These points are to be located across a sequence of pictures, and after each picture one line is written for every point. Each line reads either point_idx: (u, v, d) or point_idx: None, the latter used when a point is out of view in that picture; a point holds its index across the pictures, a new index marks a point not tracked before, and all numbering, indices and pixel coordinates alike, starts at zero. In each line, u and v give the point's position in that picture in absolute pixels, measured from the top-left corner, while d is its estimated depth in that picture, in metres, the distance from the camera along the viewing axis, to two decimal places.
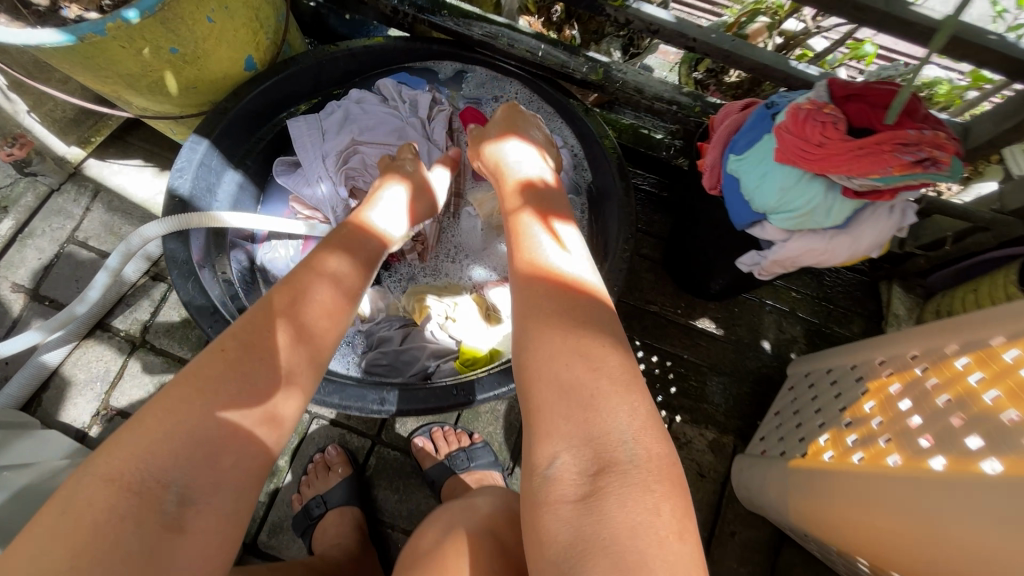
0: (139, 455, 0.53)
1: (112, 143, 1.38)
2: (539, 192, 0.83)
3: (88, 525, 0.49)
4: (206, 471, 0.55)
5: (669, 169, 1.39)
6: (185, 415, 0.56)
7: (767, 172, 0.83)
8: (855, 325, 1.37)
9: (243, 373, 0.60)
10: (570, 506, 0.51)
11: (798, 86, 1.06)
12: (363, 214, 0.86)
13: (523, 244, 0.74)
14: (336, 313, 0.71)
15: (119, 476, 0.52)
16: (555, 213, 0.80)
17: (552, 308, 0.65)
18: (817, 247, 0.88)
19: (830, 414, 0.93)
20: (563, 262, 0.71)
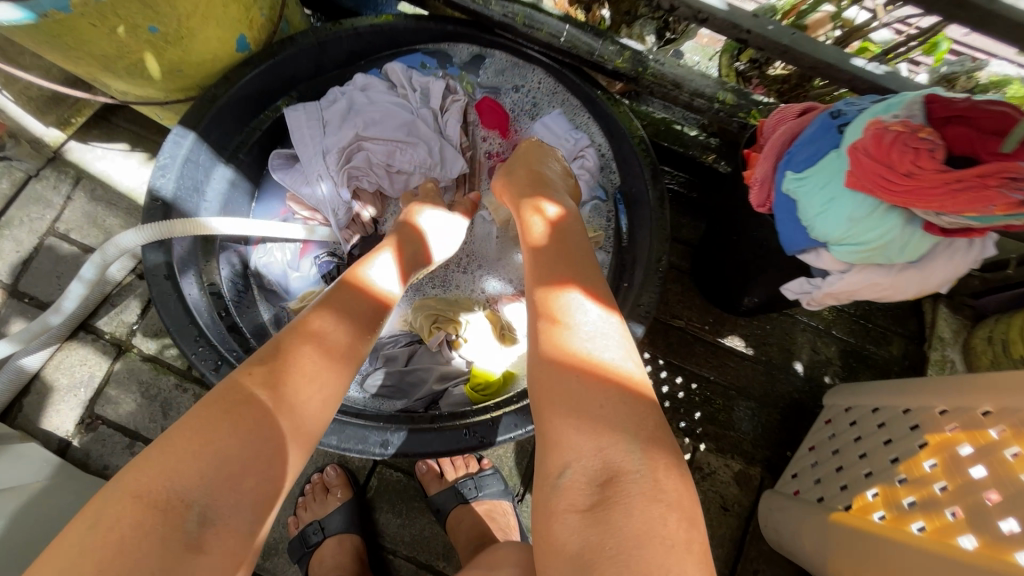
0: (165, 473, 0.50)
1: (95, 124, 1.26)
2: (565, 244, 0.72)
3: (113, 546, 0.46)
4: (231, 490, 0.52)
5: (701, 169, 1.29)
6: (206, 447, 0.52)
7: (834, 199, 0.71)
8: (894, 346, 1.26)
9: (235, 424, 0.53)
10: (579, 515, 0.50)
11: (861, 89, 0.93)
12: (358, 270, 0.73)
13: (550, 320, 0.62)
14: (332, 359, 0.62)
15: (146, 493, 0.49)
16: (589, 285, 0.67)
17: (583, 399, 0.55)
18: (881, 281, 0.77)
19: (880, 462, 0.84)
20: (605, 360, 0.58)
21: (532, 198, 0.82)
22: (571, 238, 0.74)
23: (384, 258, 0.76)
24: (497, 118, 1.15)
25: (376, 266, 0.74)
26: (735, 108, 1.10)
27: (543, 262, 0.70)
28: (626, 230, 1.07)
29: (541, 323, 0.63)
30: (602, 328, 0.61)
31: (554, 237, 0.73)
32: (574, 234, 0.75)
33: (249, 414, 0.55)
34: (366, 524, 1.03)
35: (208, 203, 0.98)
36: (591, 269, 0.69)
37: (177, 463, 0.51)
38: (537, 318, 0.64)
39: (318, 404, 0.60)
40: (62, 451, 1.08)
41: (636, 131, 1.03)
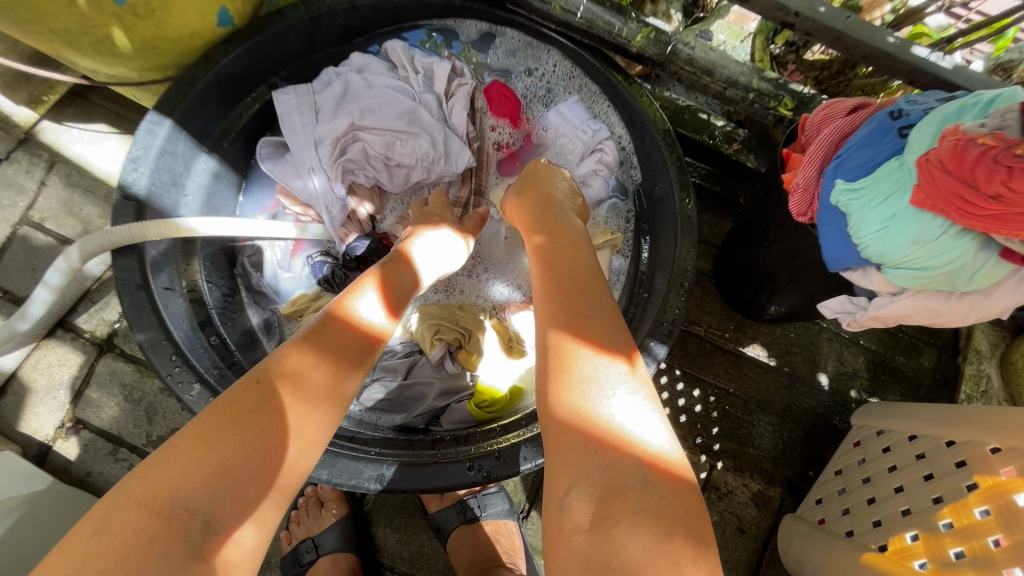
0: (172, 477, 0.46)
1: (70, 102, 1.15)
2: (579, 277, 0.62)
3: (117, 550, 0.43)
4: (236, 500, 0.48)
5: (732, 166, 1.16)
6: (202, 455, 0.48)
7: (897, 217, 0.63)
8: (926, 357, 1.17)
9: (227, 455, 0.49)
10: (584, 535, 0.43)
11: (920, 83, 0.83)
12: (343, 303, 0.64)
13: (560, 368, 0.53)
14: (318, 396, 0.56)
15: (150, 500, 0.45)
16: (606, 324, 0.57)
17: (592, 468, 0.46)
18: (937, 307, 0.69)
19: (920, 499, 0.77)
20: (625, 419, 0.48)
21: (542, 221, 0.73)
22: (586, 269, 0.64)
23: (374, 286, 0.68)
24: (510, 105, 1.05)
25: (366, 299, 0.65)
26: (773, 102, 1.02)
27: (553, 297, 0.60)
28: (647, 235, 0.97)
29: (548, 374, 0.54)
30: (620, 384, 0.51)
31: (566, 267, 0.64)
32: (588, 263, 0.65)
33: (254, 422, 0.51)
34: (363, 540, 0.98)
35: (189, 197, 0.89)
36: (609, 308, 0.59)
37: (182, 467, 0.47)
38: (544, 368, 0.55)
39: (310, 436, 0.54)
40: (42, 455, 1.03)
41: (661, 124, 0.92)
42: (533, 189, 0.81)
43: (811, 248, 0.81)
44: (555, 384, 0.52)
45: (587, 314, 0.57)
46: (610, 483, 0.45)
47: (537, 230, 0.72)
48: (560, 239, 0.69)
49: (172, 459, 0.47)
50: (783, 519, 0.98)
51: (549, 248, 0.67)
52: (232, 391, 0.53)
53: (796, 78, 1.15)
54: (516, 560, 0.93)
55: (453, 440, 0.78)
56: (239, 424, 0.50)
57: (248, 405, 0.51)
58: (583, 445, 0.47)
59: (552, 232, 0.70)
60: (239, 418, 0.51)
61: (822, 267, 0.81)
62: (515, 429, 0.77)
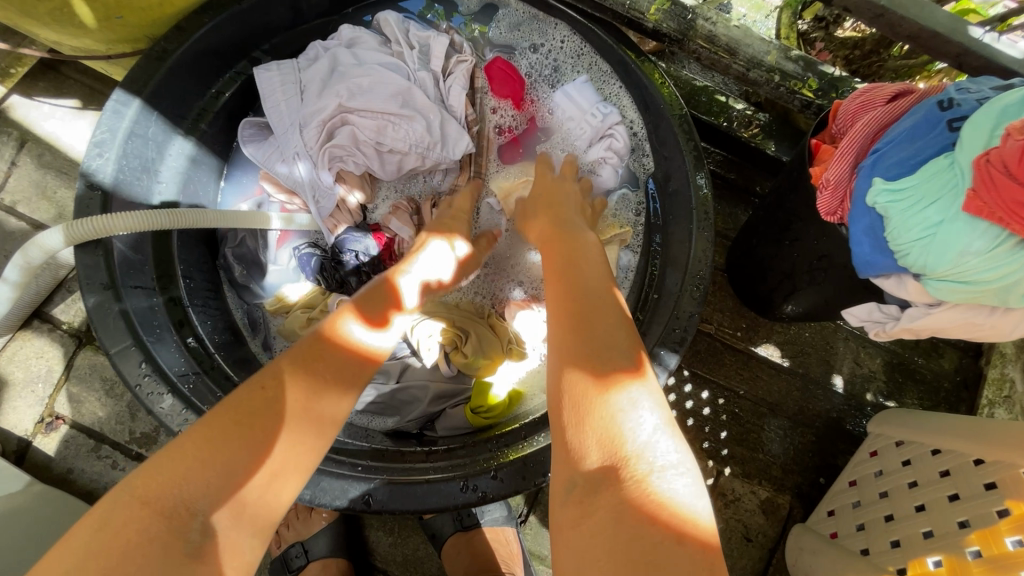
0: (172, 476, 0.45)
1: (41, 75, 1.07)
2: (585, 288, 0.59)
3: (118, 548, 0.41)
4: (238, 500, 0.46)
5: (751, 153, 1.06)
6: (205, 462, 0.46)
7: (946, 224, 0.57)
8: (946, 359, 1.10)
9: (229, 462, 0.47)
10: (584, 527, 0.41)
11: (970, 67, 0.75)
12: (329, 326, 0.59)
13: (564, 392, 0.50)
14: (312, 418, 0.52)
15: (154, 498, 0.43)
16: (614, 339, 0.53)
17: (604, 508, 0.41)
18: (979, 322, 0.64)
19: (943, 521, 0.73)
20: (633, 447, 0.44)
21: (558, 238, 0.69)
22: (602, 286, 0.59)
23: (363, 305, 0.62)
24: (513, 85, 0.96)
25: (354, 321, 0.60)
26: (800, 84, 0.96)
27: (565, 319, 0.55)
28: (659, 231, 0.90)
29: (562, 410, 0.50)
30: (641, 422, 0.46)
31: (581, 285, 0.59)
32: (597, 273, 0.61)
33: (259, 427, 0.49)
34: (355, 543, 0.95)
35: (163, 184, 0.82)
36: (618, 319, 0.55)
37: (185, 466, 0.45)
38: (558, 403, 0.51)
39: (307, 453, 0.51)
40: (22, 451, 0.98)
41: (678, 109, 0.84)
42: (549, 205, 0.77)
43: (839, 250, 0.74)
44: (570, 421, 0.48)
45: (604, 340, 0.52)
46: (625, 526, 0.40)
47: (552, 247, 0.68)
48: (576, 256, 0.64)
49: (177, 456, 0.46)
50: (791, 528, 0.95)
51: (563, 265, 0.63)
52: (240, 393, 0.51)
53: (824, 57, 1.09)
54: (513, 568, 0.90)
55: (447, 453, 0.74)
56: (252, 428, 0.49)
57: (260, 412, 0.50)
58: (597, 488, 0.43)
59: (567, 249, 0.66)
60: (245, 421, 0.49)
61: (849, 270, 0.75)
62: (514, 442, 0.72)
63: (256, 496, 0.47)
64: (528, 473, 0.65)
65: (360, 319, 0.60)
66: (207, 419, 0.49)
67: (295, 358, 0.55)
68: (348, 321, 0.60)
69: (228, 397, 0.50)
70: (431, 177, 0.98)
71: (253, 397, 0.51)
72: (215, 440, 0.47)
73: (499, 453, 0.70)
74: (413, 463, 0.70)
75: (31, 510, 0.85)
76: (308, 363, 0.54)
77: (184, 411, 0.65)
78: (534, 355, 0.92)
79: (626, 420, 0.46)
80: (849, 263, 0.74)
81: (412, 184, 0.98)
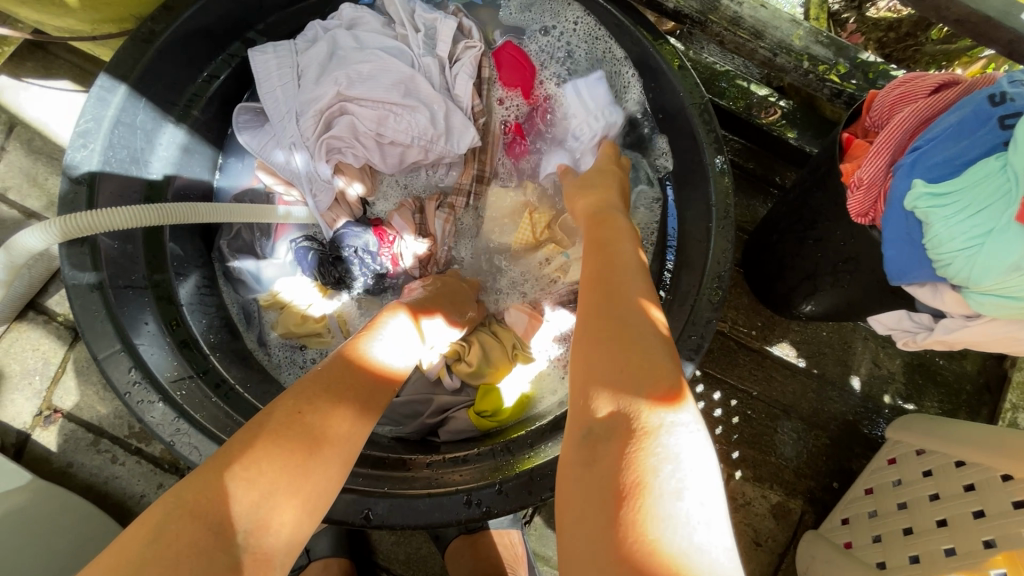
0: (224, 493, 0.43)
1: (29, 54, 1.02)
2: (615, 259, 0.57)
3: (168, 559, 0.39)
4: (273, 518, 0.44)
5: (770, 141, 1.00)
6: (251, 480, 0.44)
7: (994, 235, 0.53)
8: (969, 360, 1.04)
9: (271, 479, 0.45)
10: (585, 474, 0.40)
11: (1021, 55, 0.69)
12: (348, 347, 0.60)
13: (585, 352, 0.48)
14: (335, 446, 0.50)
15: (205, 513, 0.42)
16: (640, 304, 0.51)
17: (606, 467, 0.39)
18: (1020, 337, 0.60)
19: (968, 539, 0.70)
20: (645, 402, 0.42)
21: (600, 217, 0.67)
22: (635, 262, 0.57)
23: (376, 325, 0.64)
24: (523, 73, 0.91)
25: (375, 342, 0.61)
26: (828, 69, 0.90)
27: (592, 284, 0.54)
28: (674, 227, 0.85)
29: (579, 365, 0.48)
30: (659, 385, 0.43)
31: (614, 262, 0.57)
32: (628, 248, 0.59)
33: (290, 446, 0.47)
34: (357, 542, 0.93)
35: (153, 175, 0.79)
36: (645, 289, 0.53)
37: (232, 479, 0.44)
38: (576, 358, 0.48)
39: (324, 484, 0.48)
40: (21, 445, 0.97)
41: (698, 97, 0.78)
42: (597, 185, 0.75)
43: (869, 253, 0.69)
44: (582, 373, 0.47)
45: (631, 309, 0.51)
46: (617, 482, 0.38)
47: (594, 224, 0.66)
48: (614, 233, 0.62)
49: (223, 471, 0.44)
50: (801, 533, 0.93)
51: (599, 241, 0.61)
52: (273, 410, 0.50)
53: (855, 39, 1.04)
54: (518, 571, 0.88)
55: (452, 461, 0.71)
56: (285, 449, 0.46)
57: (293, 431, 0.48)
58: (600, 439, 0.41)
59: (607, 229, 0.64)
60: (279, 439, 0.47)
61: (877, 274, 0.70)
62: (519, 451, 0.69)
63: (265, 512, 0.43)
64: (535, 487, 0.62)
65: (377, 337, 0.62)
66: (242, 443, 0.47)
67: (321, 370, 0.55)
68: (367, 339, 0.61)
69: (263, 415, 0.49)
70: (437, 169, 0.93)
71: (279, 420, 0.49)
72: (269, 449, 0.46)
73: (504, 463, 0.67)
74: (416, 473, 0.68)
75: (31, 505, 0.84)
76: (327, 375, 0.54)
77: (175, 419, 0.63)
78: (540, 360, 0.89)
79: (637, 379, 0.43)
80: (878, 267, 0.70)
81: (416, 177, 0.94)
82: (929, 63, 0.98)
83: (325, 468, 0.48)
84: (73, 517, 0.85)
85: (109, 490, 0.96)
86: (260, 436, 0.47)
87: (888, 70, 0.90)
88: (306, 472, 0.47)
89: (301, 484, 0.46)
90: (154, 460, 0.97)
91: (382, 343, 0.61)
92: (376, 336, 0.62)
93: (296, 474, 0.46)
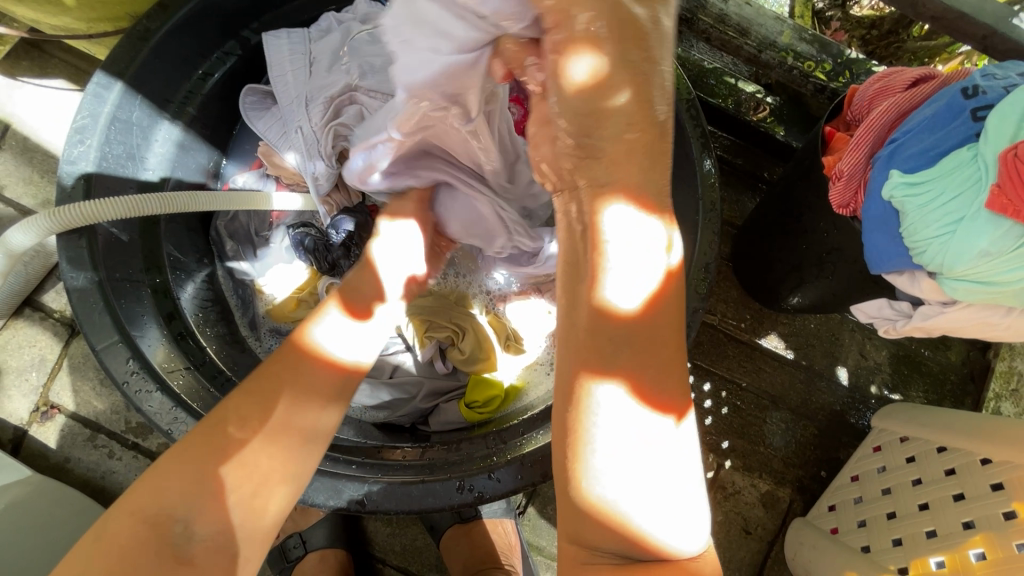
0: (174, 481, 0.45)
1: (25, 53, 1.03)
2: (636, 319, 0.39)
3: (114, 551, 0.43)
4: (213, 505, 0.45)
5: (757, 137, 1.02)
6: (186, 465, 0.46)
7: (966, 222, 0.55)
8: (953, 351, 1.07)
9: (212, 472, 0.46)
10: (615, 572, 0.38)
11: (995, 51, 0.71)
12: (307, 329, 0.58)
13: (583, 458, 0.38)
14: (291, 437, 0.51)
15: (140, 508, 0.44)
16: (655, 397, 0.38)
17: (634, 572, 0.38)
18: (995, 322, 0.63)
19: (948, 522, 0.72)
20: (669, 530, 0.38)
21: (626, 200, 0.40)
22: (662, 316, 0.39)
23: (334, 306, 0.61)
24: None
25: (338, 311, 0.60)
26: (813, 66, 0.93)
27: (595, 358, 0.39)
28: None
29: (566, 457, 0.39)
30: (679, 507, 0.38)
31: (648, 316, 0.39)
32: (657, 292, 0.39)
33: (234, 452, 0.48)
34: (353, 534, 0.95)
35: (149, 173, 0.80)
36: (660, 370, 0.39)
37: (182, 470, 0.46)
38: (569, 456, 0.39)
39: (274, 475, 0.49)
40: (18, 442, 0.97)
41: (684, 95, 0.81)
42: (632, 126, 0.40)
43: (850, 243, 0.71)
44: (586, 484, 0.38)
45: (651, 393, 0.38)
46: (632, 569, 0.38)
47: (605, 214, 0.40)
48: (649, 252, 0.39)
49: (164, 470, 0.46)
50: (790, 521, 0.95)
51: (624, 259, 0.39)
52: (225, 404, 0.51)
53: (840, 38, 1.07)
54: (512, 559, 0.90)
55: (446, 448, 0.73)
56: (231, 446, 0.48)
57: (238, 428, 0.49)
58: (608, 528, 0.38)
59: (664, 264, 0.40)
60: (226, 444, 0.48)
61: (860, 264, 0.72)
62: (512, 438, 0.70)
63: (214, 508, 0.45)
64: (527, 470, 0.64)
65: (342, 317, 0.60)
66: (196, 431, 0.49)
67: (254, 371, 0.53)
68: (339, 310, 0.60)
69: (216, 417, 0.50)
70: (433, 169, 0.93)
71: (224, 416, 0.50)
72: (229, 447, 0.48)
73: (496, 449, 0.69)
74: (410, 460, 0.69)
75: (30, 498, 0.85)
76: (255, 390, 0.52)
77: (173, 409, 0.64)
78: (535, 351, 0.92)
79: (662, 508, 0.38)
80: (860, 258, 0.71)
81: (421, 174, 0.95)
82: (911, 60, 1.00)
83: (285, 465, 0.50)
84: (73, 510, 0.86)
85: (106, 486, 0.97)
86: (217, 441, 0.48)
87: (871, 68, 0.93)
88: (270, 471, 0.49)
89: (247, 483, 0.47)
90: (151, 454, 0.98)
91: (336, 325, 0.58)
92: (346, 312, 0.60)
93: (258, 471, 0.48)
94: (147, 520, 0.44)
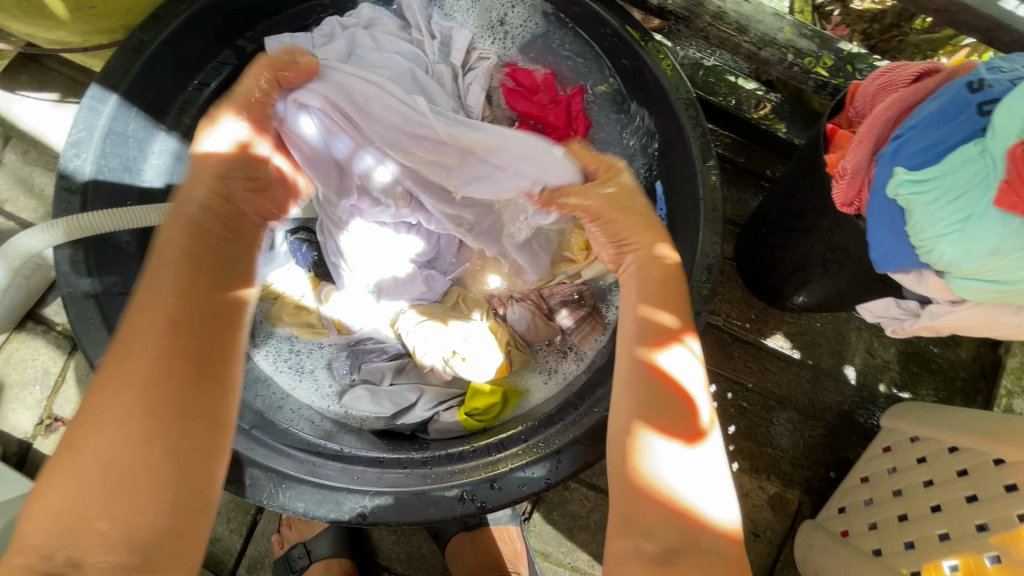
0: (85, 469, 0.42)
1: (23, 67, 1.03)
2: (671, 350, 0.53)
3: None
4: (115, 508, 0.42)
5: (759, 134, 1.00)
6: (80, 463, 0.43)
7: (973, 220, 0.55)
8: (963, 348, 1.05)
9: (112, 455, 0.43)
10: None
11: (1000, 42, 0.70)
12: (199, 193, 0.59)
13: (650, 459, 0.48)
14: (183, 396, 0.46)
15: (40, 525, 0.41)
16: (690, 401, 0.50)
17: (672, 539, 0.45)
18: (1005, 320, 0.61)
19: (961, 524, 0.70)
20: (716, 508, 0.46)
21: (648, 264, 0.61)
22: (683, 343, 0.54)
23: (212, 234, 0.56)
24: (574, 124, 0.93)
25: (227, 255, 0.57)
26: (814, 62, 0.92)
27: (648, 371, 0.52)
28: (664, 222, 0.85)
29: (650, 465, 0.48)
30: (716, 486, 0.48)
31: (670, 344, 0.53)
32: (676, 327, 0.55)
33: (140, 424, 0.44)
34: (359, 544, 0.94)
35: (148, 183, 0.80)
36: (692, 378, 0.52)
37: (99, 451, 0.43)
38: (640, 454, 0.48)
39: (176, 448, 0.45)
40: (22, 455, 0.97)
41: (683, 93, 0.80)
42: (660, 279, 0.59)
43: (856, 242, 0.70)
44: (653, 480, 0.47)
45: (678, 398, 0.50)
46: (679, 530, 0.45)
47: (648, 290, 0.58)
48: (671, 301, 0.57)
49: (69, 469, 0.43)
50: (799, 523, 0.94)
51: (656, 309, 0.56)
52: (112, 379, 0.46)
53: (840, 32, 1.05)
54: (518, 566, 0.89)
55: (449, 457, 0.72)
56: (130, 422, 0.44)
57: (134, 398, 0.45)
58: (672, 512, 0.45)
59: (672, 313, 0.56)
60: (133, 409, 0.44)
61: (865, 263, 0.71)
62: (514, 444, 0.70)
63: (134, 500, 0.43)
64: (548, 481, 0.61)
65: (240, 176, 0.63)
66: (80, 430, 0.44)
67: (191, 272, 0.52)
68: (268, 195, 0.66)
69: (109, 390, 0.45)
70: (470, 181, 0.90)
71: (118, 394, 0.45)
72: (128, 419, 0.44)
73: (501, 457, 0.68)
74: (414, 469, 0.69)
75: None
76: (193, 333, 0.49)
77: None
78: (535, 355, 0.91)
79: (704, 488, 0.47)
80: (865, 256, 0.70)
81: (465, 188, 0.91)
82: (913, 53, 0.99)
83: (186, 425, 0.46)
84: None
85: None
86: (150, 417, 0.44)
87: (873, 62, 0.92)
88: (173, 435, 0.45)
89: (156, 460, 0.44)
90: None
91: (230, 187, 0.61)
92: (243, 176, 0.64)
93: (157, 441, 0.44)
94: (36, 556, 0.40)
